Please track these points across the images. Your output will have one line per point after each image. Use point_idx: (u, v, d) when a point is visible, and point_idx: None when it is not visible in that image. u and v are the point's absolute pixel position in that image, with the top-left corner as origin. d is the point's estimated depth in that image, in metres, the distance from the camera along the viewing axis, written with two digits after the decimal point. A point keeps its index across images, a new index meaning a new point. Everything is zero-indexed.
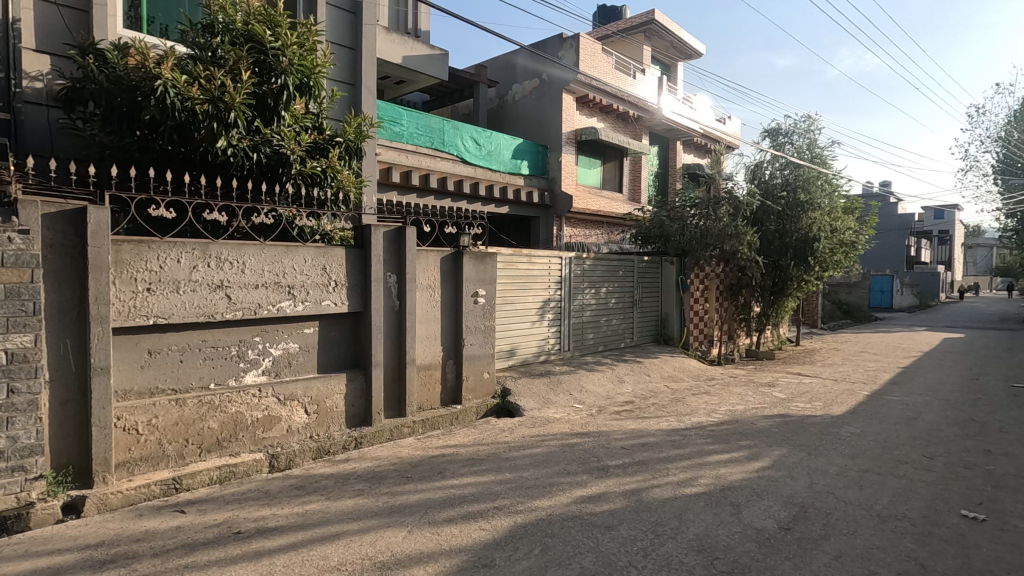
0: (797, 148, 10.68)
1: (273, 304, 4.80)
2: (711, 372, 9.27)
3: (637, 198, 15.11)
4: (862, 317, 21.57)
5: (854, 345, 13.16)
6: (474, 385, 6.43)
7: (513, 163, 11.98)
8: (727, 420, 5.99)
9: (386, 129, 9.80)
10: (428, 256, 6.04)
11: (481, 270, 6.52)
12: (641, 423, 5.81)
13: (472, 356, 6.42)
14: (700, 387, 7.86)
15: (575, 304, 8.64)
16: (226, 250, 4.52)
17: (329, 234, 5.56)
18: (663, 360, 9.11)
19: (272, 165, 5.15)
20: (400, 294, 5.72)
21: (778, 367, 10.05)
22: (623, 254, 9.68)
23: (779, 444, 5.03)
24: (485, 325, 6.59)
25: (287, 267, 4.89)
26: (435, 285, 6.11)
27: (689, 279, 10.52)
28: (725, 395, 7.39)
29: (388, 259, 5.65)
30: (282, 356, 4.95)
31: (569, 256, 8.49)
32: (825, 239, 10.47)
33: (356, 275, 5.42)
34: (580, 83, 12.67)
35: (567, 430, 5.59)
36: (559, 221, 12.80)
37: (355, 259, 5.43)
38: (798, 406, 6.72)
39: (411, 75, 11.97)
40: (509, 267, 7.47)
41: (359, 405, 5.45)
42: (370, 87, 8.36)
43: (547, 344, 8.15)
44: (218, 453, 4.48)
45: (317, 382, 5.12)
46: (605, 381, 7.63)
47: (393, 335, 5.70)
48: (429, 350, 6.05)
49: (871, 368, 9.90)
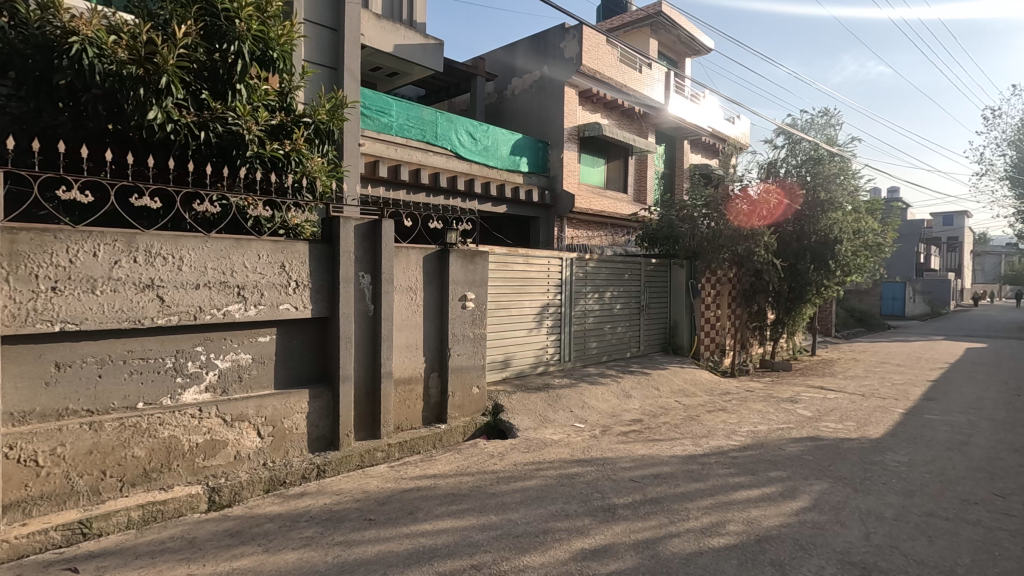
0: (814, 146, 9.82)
1: (218, 308, 4.06)
2: (725, 385, 8.48)
3: (642, 199, 14.42)
4: (875, 326, 20.69)
5: (874, 356, 12.34)
6: (461, 402, 5.67)
7: (511, 160, 11.25)
8: (752, 444, 5.20)
9: (373, 121, 9.03)
10: (408, 254, 5.30)
11: (470, 271, 5.78)
12: (652, 448, 5.04)
13: (460, 368, 5.67)
14: (716, 403, 7.07)
15: (577, 310, 7.88)
16: (159, 243, 3.78)
17: (295, 229, 4.84)
18: (672, 372, 8.34)
19: (225, 146, 4.44)
20: (374, 297, 4.98)
21: (797, 380, 9.23)
22: (629, 256, 8.91)
23: (817, 476, 4.26)
24: (475, 333, 5.83)
25: (236, 264, 4.15)
26: (416, 288, 5.36)
27: (700, 283, 9.83)
28: (744, 413, 6.61)
29: (363, 257, 4.91)
30: (230, 369, 4.21)
31: (571, 257, 7.74)
32: (847, 241, 9.71)
33: (322, 275, 4.68)
34: (582, 76, 11.93)
35: (567, 456, 4.80)
36: (561, 222, 12.07)
37: (320, 256, 4.68)
38: (829, 427, 5.93)
39: (404, 65, 11.25)
40: (503, 269, 6.72)
41: (324, 427, 4.70)
42: (354, 72, 7.66)
43: (546, 354, 7.39)
44: (145, 487, 3.74)
45: (273, 400, 4.37)
46: (610, 396, 6.87)
47: (366, 345, 4.95)
48: (409, 362, 5.30)
49: (900, 381, 9.10)
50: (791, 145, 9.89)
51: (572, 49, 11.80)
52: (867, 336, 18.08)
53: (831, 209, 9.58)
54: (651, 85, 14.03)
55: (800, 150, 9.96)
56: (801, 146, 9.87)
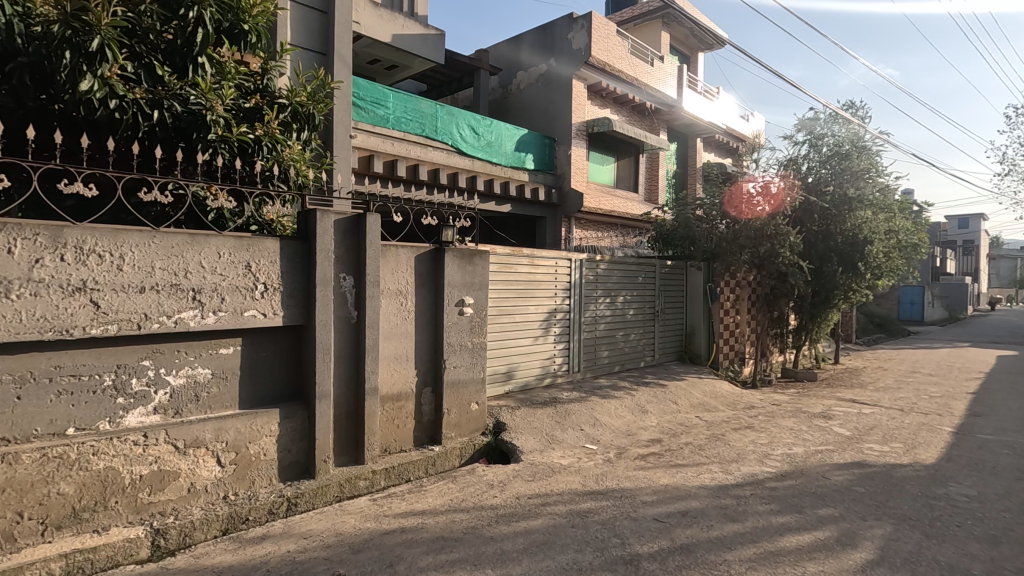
0: (838, 140, 9.13)
1: (168, 315, 3.45)
2: (748, 397, 7.78)
3: (653, 198, 13.77)
4: (895, 331, 19.83)
5: (903, 365, 11.56)
6: (458, 420, 5.05)
7: (517, 156, 10.65)
8: (790, 471, 4.52)
9: (369, 113, 8.39)
10: (398, 254, 4.68)
11: (468, 273, 5.16)
12: (676, 476, 4.38)
13: (456, 382, 5.04)
14: (741, 419, 6.39)
15: (587, 316, 7.22)
16: (94, 238, 3.18)
17: (268, 224, 4.26)
18: (690, 384, 7.68)
19: (184, 128, 3.86)
20: (358, 303, 4.38)
21: (825, 392, 8.51)
22: (643, 258, 8.27)
23: (876, 516, 3.58)
24: (473, 342, 5.19)
25: (190, 264, 3.54)
26: (407, 291, 4.75)
27: (718, 287, 9.15)
28: (774, 431, 5.93)
29: (344, 256, 4.31)
30: (184, 388, 3.60)
31: (580, 258, 7.09)
32: (878, 241, 9.00)
33: (296, 276, 4.07)
34: (592, 68, 11.28)
35: (578, 486, 4.16)
36: (568, 222, 11.42)
37: (294, 254, 4.07)
38: (874, 449, 5.24)
39: (403, 57, 10.66)
40: (506, 270, 6.09)
41: (298, 451, 4.09)
42: (346, 58, 7.07)
43: (553, 365, 6.74)
44: (75, 530, 3.15)
45: (236, 422, 3.75)
46: (623, 412, 6.21)
47: (348, 357, 4.34)
48: (398, 376, 4.69)
49: (937, 394, 8.37)
50: (814, 142, 9.22)
51: (581, 40, 11.20)
52: (889, 343, 17.26)
53: (860, 207, 8.88)
54: (663, 79, 13.36)
55: (823, 147, 9.29)
56: (825, 142, 9.20)
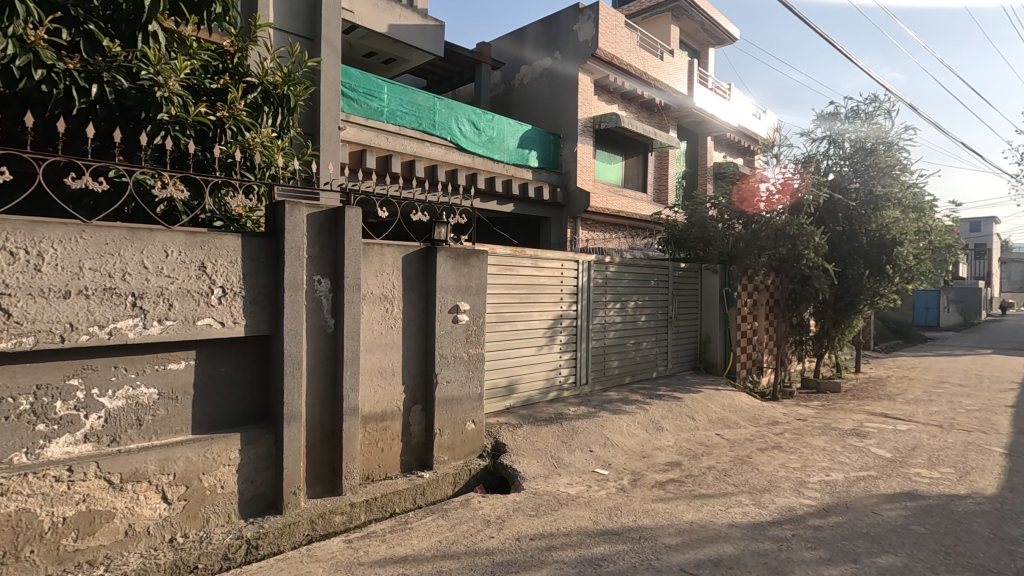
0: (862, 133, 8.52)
1: (101, 325, 2.90)
2: (770, 411, 7.16)
3: (663, 199, 13.18)
4: (913, 337, 19.10)
5: (931, 375, 10.88)
6: (451, 442, 4.47)
7: (520, 153, 10.09)
8: (833, 505, 3.91)
9: (361, 105, 7.84)
10: (382, 254, 4.12)
11: (463, 276, 4.58)
12: (702, 511, 3.79)
13: (449, 399, 4.47)
14: (766, 438, 5.78)
15: (596, 323, 6.63)
16: (4, 233, 2.64)
17: (234, 220, 3.71)
18: (706, 397, 7.08)
19: (130, 106, 3.36)
20: (335, 309, 3.82)
21: (853, 405, 7.87)
22: (655, 260, 7.69)
23: (948, 568, 2.99)
24: (469, 353, 4.62)
25: (130, 264, 2.99)
26: (392, 296, 4.18)
27: (736, 292, 8.54)
28: (806, 452, 5.31)
29: (319, 255, 3.75)
30: (124, 410, 3.04)
31: (588, 260, 6.51)
32: (908, 242, 8.39)
33: (261, 279, 3.50)
34: (598, 61, 10.71)
35: (589, 524, 3.57)
36: (574, 223, 10.85)
37: (259, 253, 3.51)
38: (923, 475, 4.62)
39: (400, 50, 10.13)
40: (507, 273, 5.51)
41: (263, 482, 3.52)
42: (335, 44, 6.55)
43: (558, 377, 6.15)
44: None
45: (186, 451, 3.18)
46: (636, 430, 5.61)
47: (323, 372, 3.78)
48: (382, 393, 4.12)
49: (975, 408, 7.72)
50: (835, 139, 8.55)
51: (587, 31, 10.63)
52: (908, 349, 16.56)
53: (887, 205, 8.33)
54: (673, 74, 12.77)
55: (844, 143, 8.66)
56: (846, 138, 8.55)
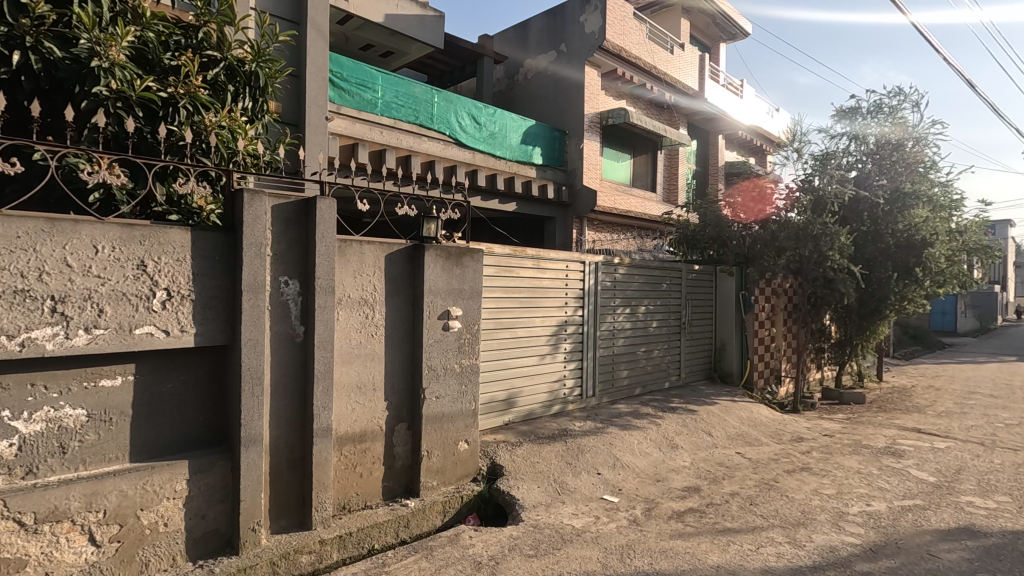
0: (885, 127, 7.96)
1: (10, 337, 2.41)
2: (793, 426, 6.61)
3: (673, 199, 12.64)
4: (932, 343, 18.40)
5: (960, 385, 10.25)
6: (441, 466, 3.97)
7: (523, 150, 9.59)
8: (882, 544, 3.36)
9: (354, 96, 7.35)
10: (362, 253, 3.62)
11: (455, 278, 4.08)
12: (729, 552, 3.25)
13: (439, 417, 3.96)
14: (792, 458, 5.23)
15: (603, 330, 6.10)
16: None
17: (194, 212, 3.18)
18: (723, 410, 6.54)
19: (62, 78, 2.93)
20: (305, 315, 3.33)
21: (881, 419, 7.28)
22: (668, 262, 7.17)
23: None
24: (462, 364, 4.11)
25: (48, 262, 2.50)
26: (373, 300, 3.68)
27: (753, 296, 7.99)
28: (839, 475, 4.75)
29: (285, 253, 3.26)
30: (43, 436, 2.55)
31: (596, 261, 6.00)
32: (939, 242, 7.80)
33: (215, 280, 3.00)
34: (606, 54, 10.20)
35: (597, 569, 3.04)
36: (580, 223, 10.33)
37: (214, 250, 3.01)
38: (980, 506, 4.05)
39: (399, 41, 9.66)
40: (506, 275, 5.00)
41: (217, 517, 3.03)
42: (322, 28, 6.10)
43: (563, 389, 5.63)
44: None
45: (119, 483, 2.68)
46: (648, 449, 5.07)
47: (290, 389, 3.29)
48: (361, 410, 3.63)
49: (1015, 422, 7.11)
50: (858, 135, 7.90)
51: (594, 22, 10.13)
52: (928, 356, 15.90)
53: (914, 203, 7.82)
54: (683, 68, 12.22)
55: (866, 139, 8.06)
56: (870, 134, 7.93)
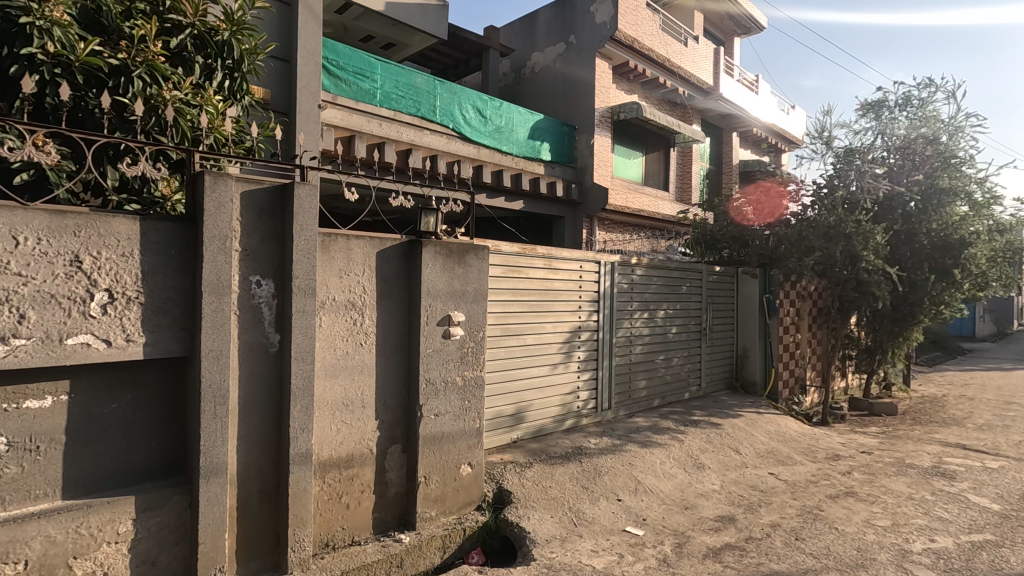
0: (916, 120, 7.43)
1: None
2: (825, 441, 6.06)
3: (686, 198, 12.13)
4: (952, 349, 17.75)
5: (995, 394, 9.64)
6: (440, 494, 3.47)
7: (531, 145, 9.11)
8: None
9: (351, 85, 6.89)
10: (350, 249, 3.14)
11: (457, 278, 3.58)
12: None
13: (438, 437, 3.45)
14: (833, 480, 4.69)
15: (620, 337, 5.58)
16: None
17: (157, 201, 2.90)
18: (749, 423, 6.01)
19: None
20: (281, 322, 2.85)
21: (920, 433, 6.72)
22: (688, 264, 6.65)
23: None
24: (464, 377, 3.61)
25: None
26: (361, 303, 3.19)
27: (777, 299, 7.46)
28: (891, 502, 4.21)
29: (257, 249, 2.78)
30: None
31: (612, 261, 5.50)
32: (980, 242, 7.24)
33: (170, 279, 2.51)
34: (618, 45, 9.70)
35: None
36: (590, 222, 9.87)
37: (170, 243, 2.52)
38: None
39: (400, 32, 9.21)
40: (515, 275, 4.51)
41: (173, 562, 2.54)
42: (315, 9, 5.65)
43: (576, 401, 5.11)
44: None
45: (44, 527, 2.20)
46: (673, 470, 4.55)
47: (262, 408, 2.80)
48: (347, 431, 3.14)
49: None
50: (885, 130, 7.35)
51: (605, 12, 9.65)
52: (951, 362, 15.27)
53: (951, 200, 7.27)
54: (698, 62, 11.69)
55: (895, 133, 7.53)
56: (898, 129, 7.39)
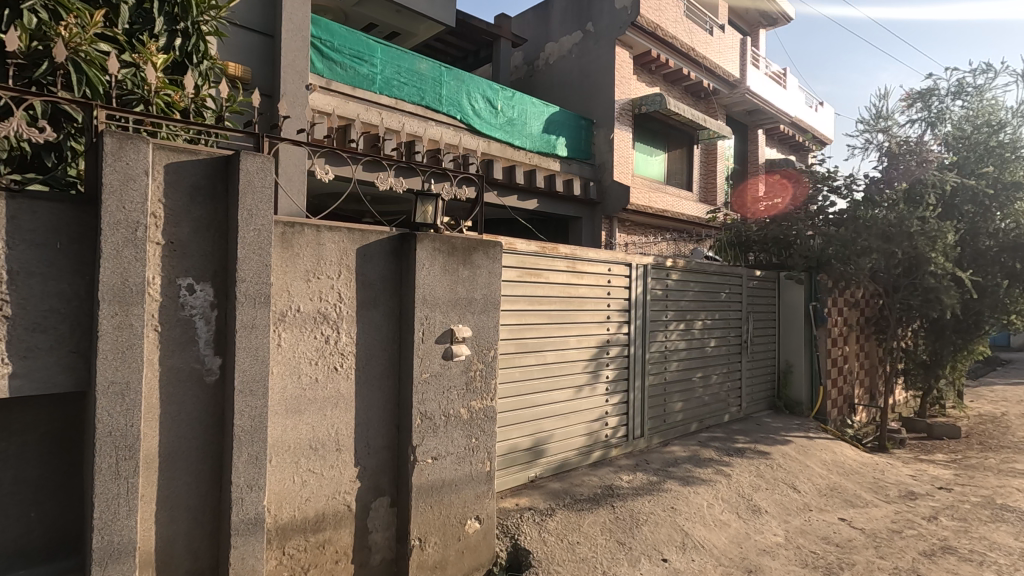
0: (976, 108, 6.62)
1: None
2: (892, 473, 5.20)
3: (710, 199, 11.31)
4: (994, 361, 16.66)
5: None
6: (440, 560, 2.69)
7: (546, 139, 8.38)
8: None
9: (347, 70, 6.20)
10: (320, 244, 2.39)
11: (462, 283, 2.81)
12: None
13: (436, 487, 2.68)
14: (920, 529, 3.85)
15: (654, 351, 4.80)
16: None
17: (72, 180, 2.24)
18: (801, 452, 5.18)
19: None
20: (222, 342, 2.11)
21: (997, 462, 5.82)
22: (727, 267, 5.85)
23: None
24: (471, 410, 2.84)
25: None
26: (335, 315, 2.44)
27: (825, 308, 6.62)
28: (1006, 562, 3.36)
29: (189, 242, 2.04)
30: None
31: (644, 264, 4.72)
32: None
33: (57, 283, 1.79)
34: (639, 33, 8.93)
35: None
36: (610, 224, 9.10)
37: (57, 232, 1.80)
38: None
39: (405, 18, 8.51)
40: (533, 280, 3.75)
41: None
42: None
43: (603, 429, 4.32)
44: None
45: None
46: (726, 516, 3.74)
47: (194, 458, 2.06)
48: (316, 483, 2.38)
49: None
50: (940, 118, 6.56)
51: None
52: (997, 376, 14.22)
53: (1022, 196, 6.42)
54: (723, 53, 10.87)
55: (951, 122, 6.72)
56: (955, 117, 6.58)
